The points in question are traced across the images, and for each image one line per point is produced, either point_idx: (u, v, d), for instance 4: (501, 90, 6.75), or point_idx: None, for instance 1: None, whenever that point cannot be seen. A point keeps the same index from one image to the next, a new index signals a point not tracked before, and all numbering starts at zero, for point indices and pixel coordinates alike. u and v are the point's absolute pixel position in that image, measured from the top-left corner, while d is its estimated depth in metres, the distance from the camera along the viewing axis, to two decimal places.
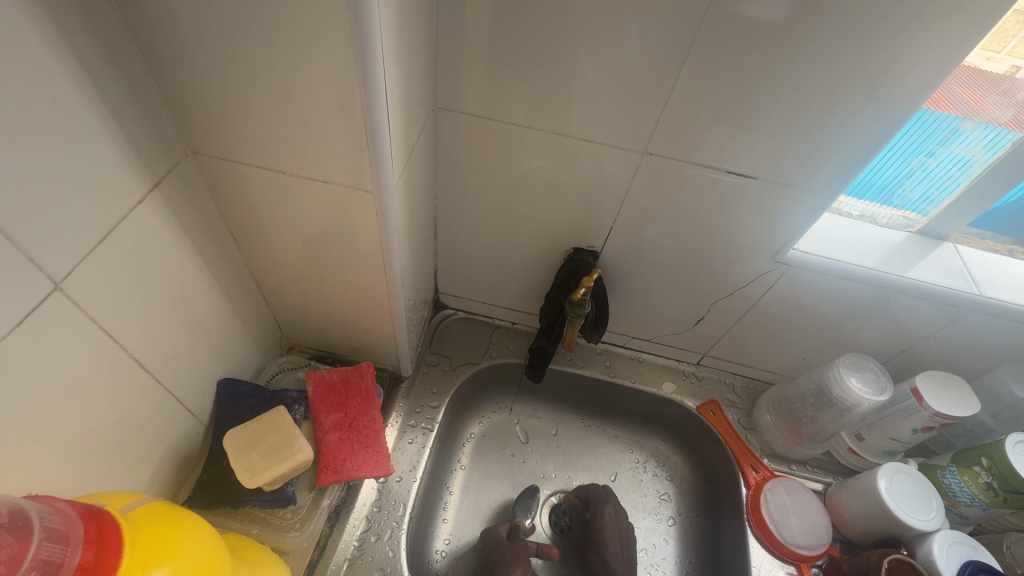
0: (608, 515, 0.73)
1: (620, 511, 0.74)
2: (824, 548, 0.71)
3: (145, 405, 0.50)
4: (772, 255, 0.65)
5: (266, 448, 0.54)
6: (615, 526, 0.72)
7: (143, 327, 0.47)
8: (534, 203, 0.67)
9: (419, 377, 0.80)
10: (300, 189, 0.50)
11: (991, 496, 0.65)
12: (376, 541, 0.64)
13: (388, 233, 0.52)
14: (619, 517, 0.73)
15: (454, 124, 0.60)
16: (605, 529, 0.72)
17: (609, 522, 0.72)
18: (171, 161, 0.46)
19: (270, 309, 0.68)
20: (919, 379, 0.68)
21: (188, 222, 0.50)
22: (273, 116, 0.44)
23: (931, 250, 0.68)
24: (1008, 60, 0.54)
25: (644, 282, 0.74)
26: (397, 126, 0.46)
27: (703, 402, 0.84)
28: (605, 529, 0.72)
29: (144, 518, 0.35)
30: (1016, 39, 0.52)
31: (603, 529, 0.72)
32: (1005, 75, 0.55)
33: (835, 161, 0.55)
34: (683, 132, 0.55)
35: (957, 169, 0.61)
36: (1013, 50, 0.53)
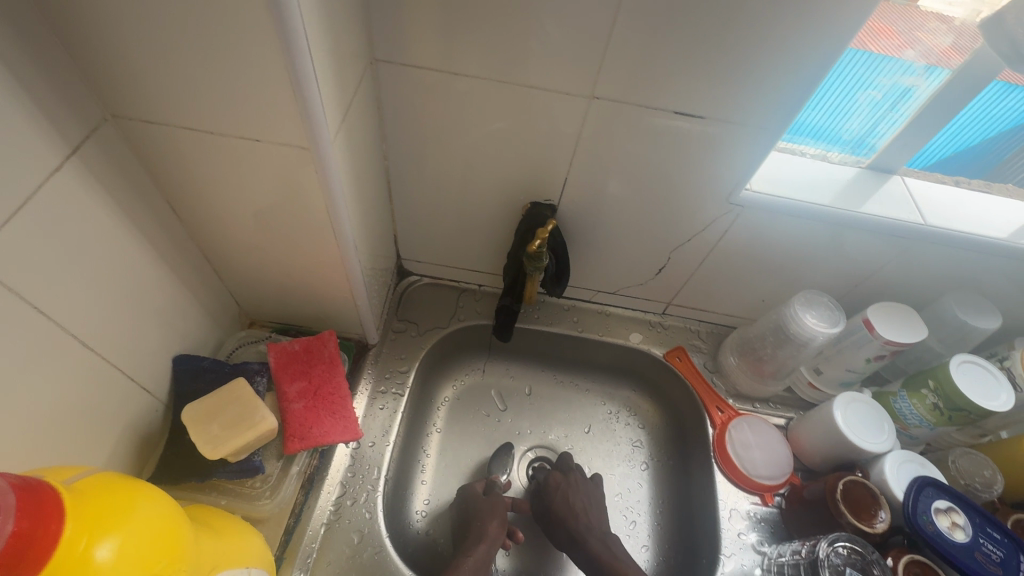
0: (558, 482, 0.74)
1: (571, 476, 0.75)
2: (785, 477, 0.74)
3: (94, 384, 0.48)
4: (726, 196, 0.66)
5: (225, 420, 0.54)
6: (571, 494, 0.73)
7: (79, 303, 0.45)
8: (487, 157, 0.66)
9: (387, 344, 0.80)
10: (235, 151, 0.48)
11: (937, 416, 0.69)
12: (352, 505, 0.65)
13: (332, 192, 0.51)
14: (569, 483, 0.74)
15: (395, 77, 0.58)
16: (557, 496, 0.73)
17: (563, 489, 0.73)
18: (89, 125, 0.43)
19: (223, 283, 0.66)
20: (870, 310, 0.70)
21: (119, 192, 0.47)
22: (192, 70, 0.41)
23: (880, 184, 0.69)
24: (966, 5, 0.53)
25: (604, 234, 0.74)
26: (326, 75, 0.44)
27: (669, 349, 0.86)
28: (557, 495, 0.73)
29: (91, 487, 0.33)
30: None
31: (561, 495, 0.73)
32: (959, 20, 0.55)
33: (779, 95, 0.55)
34: (629, 73, 0.54)
35: (901, 100, 0.62)
36: None
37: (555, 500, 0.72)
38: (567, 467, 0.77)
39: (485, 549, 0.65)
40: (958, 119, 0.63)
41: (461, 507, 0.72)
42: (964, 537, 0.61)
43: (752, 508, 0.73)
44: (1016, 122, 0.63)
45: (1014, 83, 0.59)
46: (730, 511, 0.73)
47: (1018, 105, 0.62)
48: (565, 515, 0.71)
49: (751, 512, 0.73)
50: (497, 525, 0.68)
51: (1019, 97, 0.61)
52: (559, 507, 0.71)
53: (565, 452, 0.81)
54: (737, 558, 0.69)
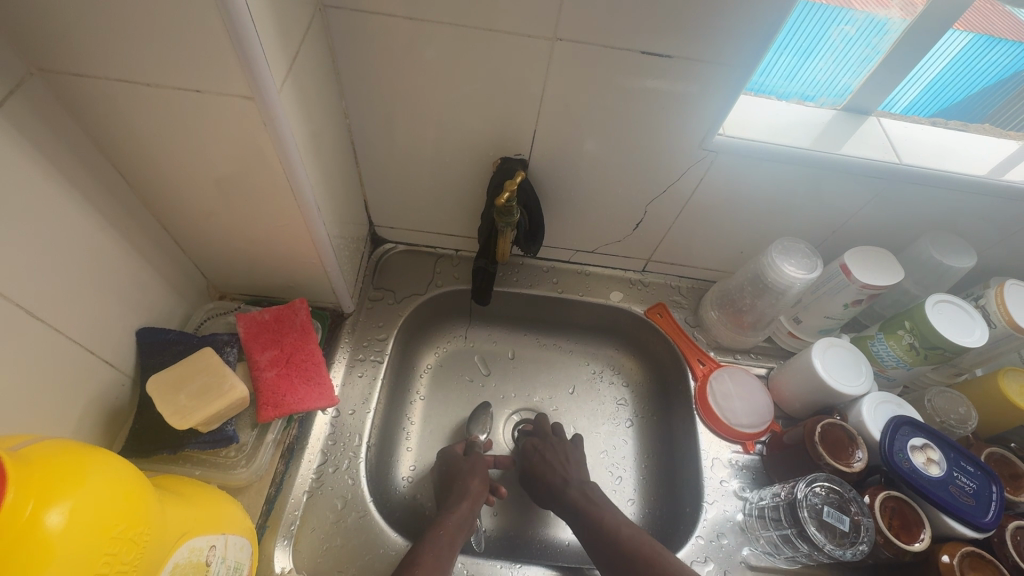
0: (533, 445, 0.75)
1: (547, 438, 0.76)
2: (765, 425, 0.75)
3: (49, 357, 0.47)
4: (699, 143, 0.64)
5: (193, 390, 0.53)
6: (548, 453, 0.73)
7: (23, 272, 0.43)
8: (452, 111, 0.63)
9: (364, 312, 0.78)
10: (177, 105, 0.45)
11: (914, 356, 0.69)
12: (334, 472, 0.65)
13: (285, 148, 0.49)
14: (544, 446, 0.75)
15: (348, 26, 0.55)
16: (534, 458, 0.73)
17: (540, 450, 0.74)
18: (13, 80, 0.40)
19: (186, 254, 0.64)
20: (847, 255, 0.70)
21: (56, 154, 0.45)
22: (117, 13, 0.38)
23: (857, 125, 0.67)
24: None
25: (578, 190, 0.73)
26: (264, 16, 0.41)
27: (650, 306, 0.85)
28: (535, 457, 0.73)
29: (35, 454, 0.32)
30: None
31: (538, 455, 0.73)
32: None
33: (748, 30, 0.52)
34: (592, 10, 0.51)
35: (874, 34, 0.60)
36: None
37: (534, 460, 0.73)
38: (542, 428, 0.78)
39: (468, 505, 0.65)
40: (938, 74, 0.65)
41: (441, 469, 0.72)
42: (939, 472, 0.62)
43: (733, 456, 0.74)
44: (1000, 76, 0.63)
45: (997, 36, 0.59)
46: (712, 460, 0.73)
47: (1002, 59, 0.61)
48: (547, 470, 0.71)
49: (733, 460, 0.74)
50: (479, 482, 0.68)
51: (1004, 51, 0.60)
52: (539, 465, 0.72)
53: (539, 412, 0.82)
54: (720, 505, 0.70)
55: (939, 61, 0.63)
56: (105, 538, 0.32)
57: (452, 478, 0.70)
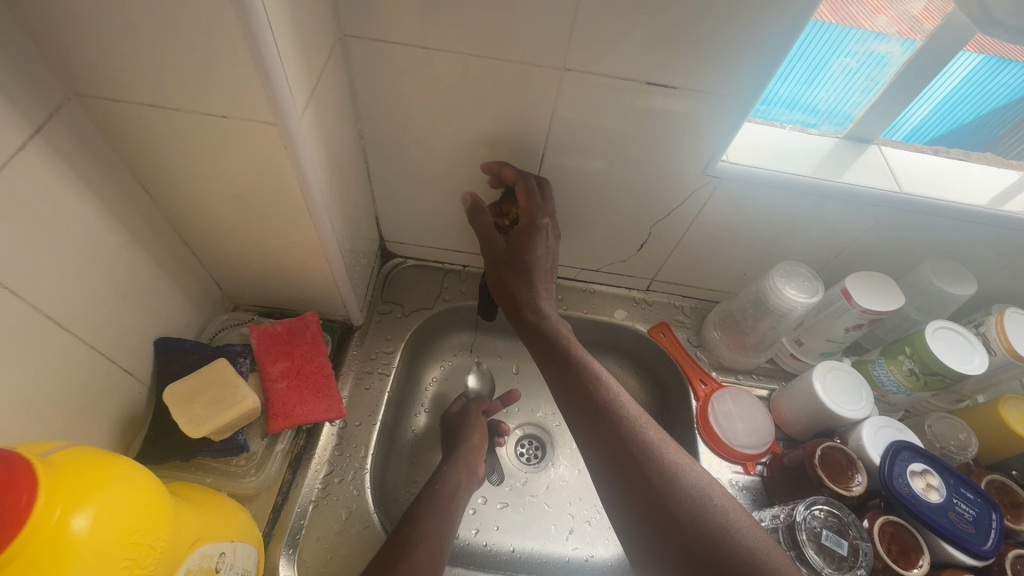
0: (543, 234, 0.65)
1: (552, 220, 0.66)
2: (767, 446, 0.75)
3: (72, 367, 0.49)
4: (703, 168, 0.66)
5: (207, 400, 0.55)
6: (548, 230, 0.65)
7: (52, 286, 0.45)
8: (463, 134, 0.65)
9: (372, 325, 0.80)
10: (203, 127, 0.47)
11: (914, 381, 0.70)
12: (340, 482, 0.66)
13: (303, 170, 0.51)
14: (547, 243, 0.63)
15: (366, 54, 0.57)
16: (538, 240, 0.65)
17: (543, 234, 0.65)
18: (52, 104, 0.43)
19: (203, 267, 0.66)
20: (848, 280, 0.71)
21: (86, 172, 0.47)
22: (156, 45, 0.41)
23: (858, 154, 0.69)
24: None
25: (584, 211, 0.75)
26: (290, 48, 0.44)
27: (654, 325, 0.86)
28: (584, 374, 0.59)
29: (64, 459, 0.34)
30: None
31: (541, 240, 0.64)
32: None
33: (751, 62, 0.55)
34: (598, 43, 0.54)
35: (875, 67, 0.62)
36: None
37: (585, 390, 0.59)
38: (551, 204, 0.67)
39: (469, 456, 0.72)
40: (950, 91, 0.65)
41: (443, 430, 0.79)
42: (938, 498, 0.62)
43: (734, 476, 0.74)
44: (1009, 99, 0.64)
45: (1008, 58, 0.60)
46: None
47: (1012, 80, 0.62)
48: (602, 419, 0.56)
49: (734, 480, 0.74)
50: (479, 435, 0.75)
51: (1015, 71, 0.61)
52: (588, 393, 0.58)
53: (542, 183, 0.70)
54: None
55: (951, 80, 0.63)
56: (123, 543, 0.34)
57: (454, 439, 0.76)
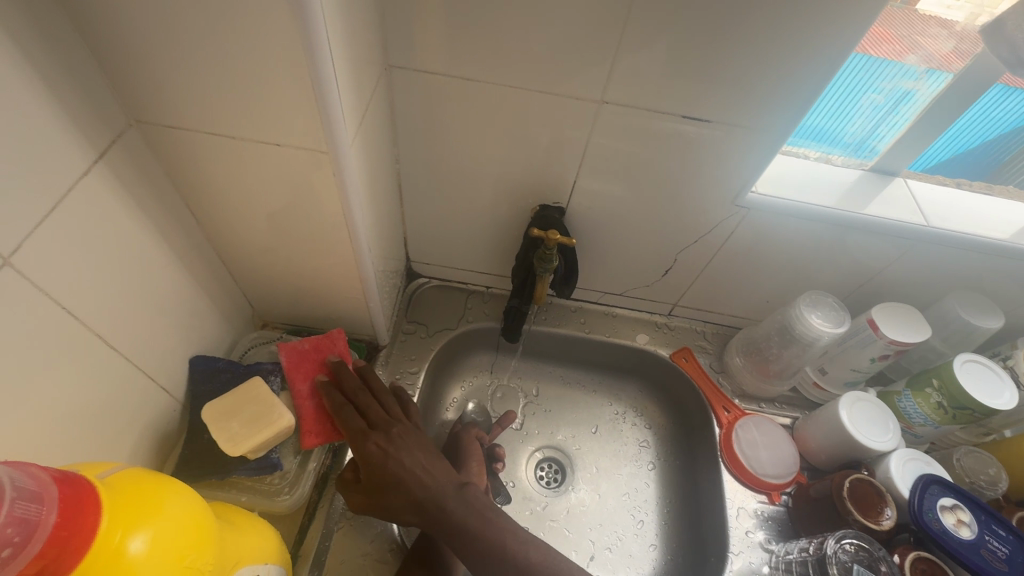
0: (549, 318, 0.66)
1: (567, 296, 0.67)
2: (791, 476, 0.75)
3: (116, 385, 0.49)
4: (731, 198, 0.67)
5: (246, 417, 0.56)
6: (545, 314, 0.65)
7: (103, 305, 0.46)
8: (497, 160, 0.67)
9: (397, 345, 0.80)
10: (255, 154, 0.49)
11: (942, 415, 0.70)
12: (366, 503, 0.66)
13: (348, 196, 0.52)
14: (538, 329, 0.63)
15: (409, 84, 0.59)
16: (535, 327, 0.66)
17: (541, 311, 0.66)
18: (115, 130, 0.44)
19: (237, 285, 0.67)
20: (874, 310, 0.71)
21: (140, 195, 0.48)
22: (220, 76, 0.42)
23: (884, 186, 0.70)
24: (966, 7, 0.56)
25: (611, 236, 0.76)
26: (346, 82, 0.45)
27: (675, 349, 0.87)
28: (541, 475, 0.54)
29: (125, 480, 0.34)
30: None
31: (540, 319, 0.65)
32: (961, 24, 0.57)
33: (785, 98, 0.56)
34: (636, 78, 0.56)
35: (903, 104, 0.63)
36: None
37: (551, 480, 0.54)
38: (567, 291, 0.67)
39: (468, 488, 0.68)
40: (962, 120, 0.64)
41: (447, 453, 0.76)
42: (970, 534, 0.61)
43: (759, 506, 0.74)
44: (1012, 126, 0.64)
45: (1011, 85, 0.60)
46: (737, 510, 0.74)
47: (1015, 108, 0.63)
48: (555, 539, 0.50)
49: (759, 510, 0.74)
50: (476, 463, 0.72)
51: (1018, 98, 0.61)
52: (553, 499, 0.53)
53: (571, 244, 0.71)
54: (746, 556, 0.70)
55: (967, 113, 0.63)
56: (178, 567, 0.34)
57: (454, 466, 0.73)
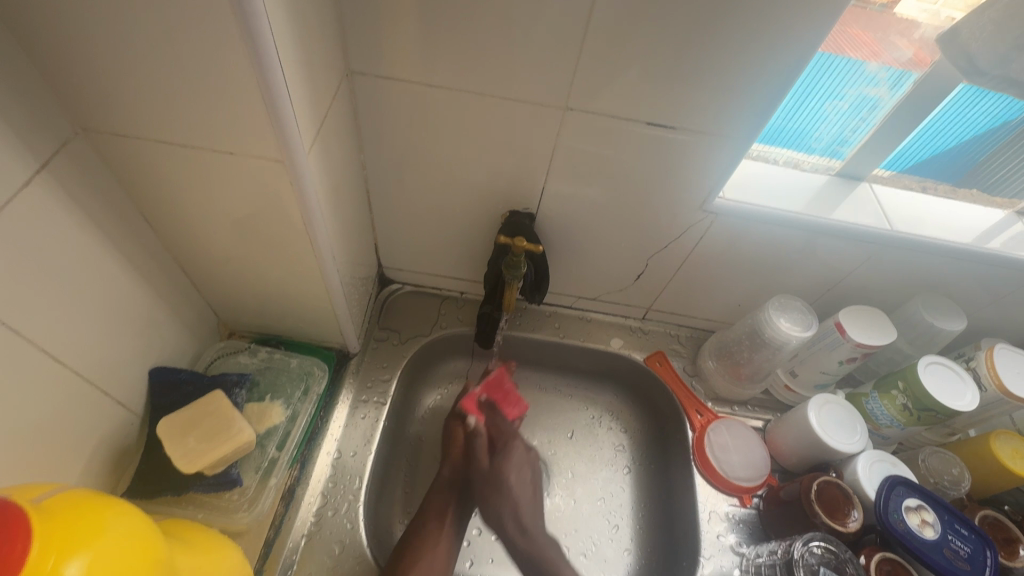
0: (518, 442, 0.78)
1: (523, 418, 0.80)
2: (763, 479, 0.76)
3: (65, 400, 0.48)
4: (699, 204, 0.67)
5: (202, 433, 0.56)
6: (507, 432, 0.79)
7: (48, 317, 0.45)
8: (465, 166, 0.66)
9: (369, 352, 0.79)
10: (207, 161, 0.48)
11: (908, 416, 0.71)
12: (333, 515, 0.65)
13: (308, 204, 0.51)
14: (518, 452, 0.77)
15: (371, 89, 0.58)
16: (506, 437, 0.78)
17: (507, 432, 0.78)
18: (59, 139, 0.43)
19: (200, 294, 0.66)
20: (841, 314, 0.72)
21: (89, 204, 0.47)
22: (168, 85, 0.41)
23: (849, 191, 0.71)
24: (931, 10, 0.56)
25: (582, 242, 0.75)
26: (300, 91, 0.45)
27: (650, 353, 0.87)
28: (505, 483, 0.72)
29: (59, 504, 0.33)
30: None
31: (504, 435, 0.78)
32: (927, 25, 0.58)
33: (747, 105, 0.56)
34: (598, 84, 0.56)
35: (866, 110, 0.64)
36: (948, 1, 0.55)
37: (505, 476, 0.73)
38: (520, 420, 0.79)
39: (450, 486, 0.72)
40: (931, 119, 0.64)
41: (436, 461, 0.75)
42: (933, 535, 0.62)
43: (731, 509, 0.74)
44: (986, 128, 0.65)
45: (985, 89, 0.60)
46: (709, 513, 0.74)
47: (992, 110, 0.63)
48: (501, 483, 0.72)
49: (730, 514, 0.74)
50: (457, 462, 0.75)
51: (994, 102, 0.62)
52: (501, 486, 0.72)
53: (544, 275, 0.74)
54: (717, 560, 0.70)
55: (935, 111, 0.63)
56: None
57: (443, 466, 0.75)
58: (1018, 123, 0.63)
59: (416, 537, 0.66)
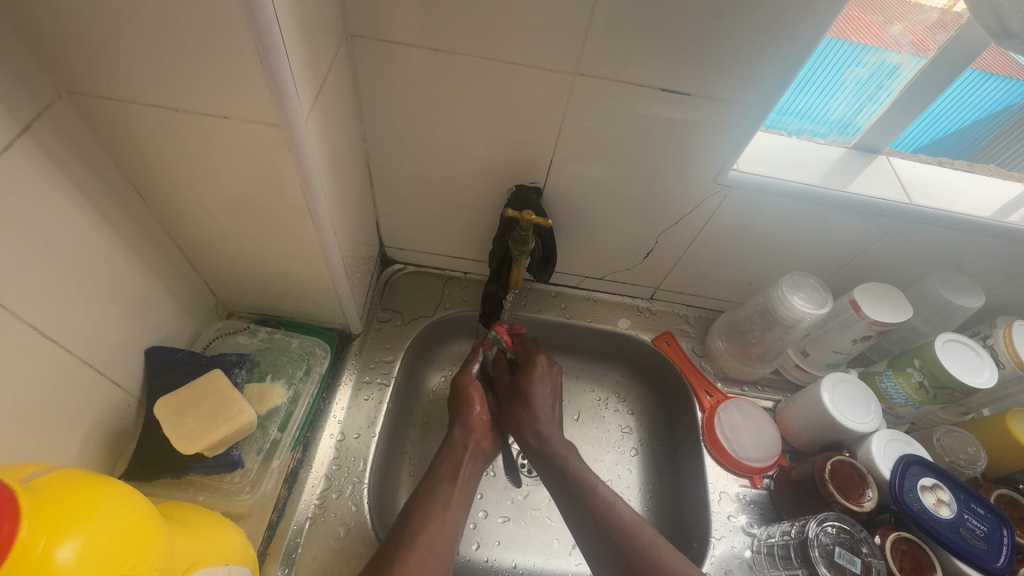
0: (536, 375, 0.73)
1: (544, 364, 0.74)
2: (774, 460, 0.74)
3: (57, 379, 0.46)
4: (713, 177, 0.65)
5: (201, 414, 0.54)
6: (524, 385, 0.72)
7: (36, 294, 0.43)
8: (469, 139, 0.64)
9: (371, 333, 0.78)
10: (201, 128, 0.45)
11: (923, 394, 0.69)
12: (338, 498, 0.64)
13: (307, 174, 0.49)
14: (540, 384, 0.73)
15: (372, 55, 0.56)
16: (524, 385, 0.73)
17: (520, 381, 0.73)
18: (41, 102, 0.41)
19: (196, 272, 0.63)
20: (857, 291, 0.70)
21: (75, 173, 0.44)
22: (152, 42, 0.39)
23: (867, 164, 0.68)
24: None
25: (590, 219, 0.73)
26: (297, 50, 0.42)
27: (658, 334, 0.85)
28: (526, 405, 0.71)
29: (50, 485, 0.31)
30: None
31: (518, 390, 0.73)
32: (943, 7, 0.57)
33: (768, 71, 0.54)
34: (611, 51, 0.53)
35: (887, 78, 0.62)
36: None
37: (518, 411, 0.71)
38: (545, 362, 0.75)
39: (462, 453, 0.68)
40: (936, 103, 0.64)
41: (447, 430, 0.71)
42: (950, 513, 0.61)
43: (741, 490, 0.73)
44: (993, 109, 0.64)
45: (988, 70, 0.60)
46: (719, 494, 0.73)
47: (995, 93, 0.62)
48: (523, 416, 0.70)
49: (741, 495, 0.73)
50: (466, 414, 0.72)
51: (996, 85, 0.61)
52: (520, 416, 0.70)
53: (553, 249, 0.72)
54: (728, 541, 0.69)
55: (942, 96, 0.62)
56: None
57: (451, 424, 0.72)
58: (1021, 108, 0.63)
59: (424, 496, 0.62)
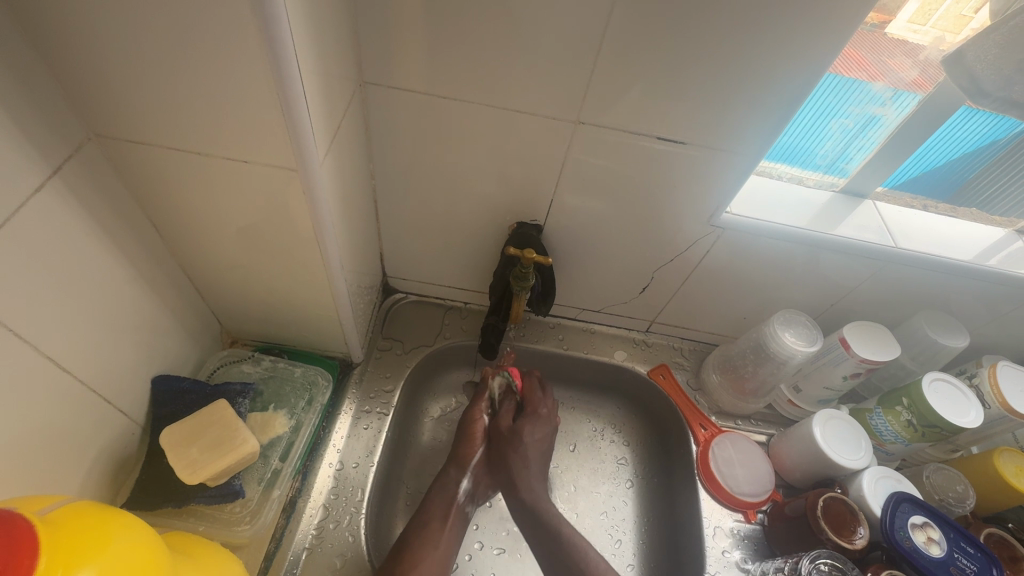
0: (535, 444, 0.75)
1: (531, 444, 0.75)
2: (767, 494, 0.75)
3: (68, 408, 0.47)
4: (707, 218, 0.67)
5: (204, 443, 0.55)
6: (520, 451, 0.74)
7: (55, 326, 0.45)
8: (473, 179, 0.66)
9: (373, 362, 0.79)
10: (220, 170, 0.47)
11: (911, 432, 0.71)
12: (335, 528, 0.64)
13: (319, 213, 0.51)
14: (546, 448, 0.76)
15: (384, 100, 0.59)
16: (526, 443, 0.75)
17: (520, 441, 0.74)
18: (71, 145, 0.43)
19: (204, 302, 0.65)
20: (846, 329, 0.72)
21: (98, 210, 0.47)
22: (182, 93, 0.41)
23: (853, 208, 0.71)
24: (930, 32, 0.58)
25: (589, 254, 0.76)
26: (317, 101, 0.45)
27: (653, 366, 0.87)
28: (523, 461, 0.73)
29: (68, 520, 0.32)
30: (939, 11, 0.56)
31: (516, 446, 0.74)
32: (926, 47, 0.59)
33: (757, 122, 0.57)
34: (610, 101, 0.56)
35: (871, 128, 0.65)
36: (936, 23, 0.57)
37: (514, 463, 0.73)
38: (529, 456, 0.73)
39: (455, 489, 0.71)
40: (928, 142, 0.65)
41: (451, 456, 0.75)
42: (940, 552, 0.61)
43: (735, 525, 0.74)
44: (977, 146, 0.65)
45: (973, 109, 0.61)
46: (713, 529, 0.73)
47: (981, 128, 0.63)
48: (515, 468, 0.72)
49: (735, 529, 0.74)
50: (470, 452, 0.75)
51: (984, 121, 0.62)
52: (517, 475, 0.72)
53: (552, 286, 0.74)
54: None
55: (938, 130, 0.63)
56: None
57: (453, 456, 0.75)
58: (1006, 143, 0.64)
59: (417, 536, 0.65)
